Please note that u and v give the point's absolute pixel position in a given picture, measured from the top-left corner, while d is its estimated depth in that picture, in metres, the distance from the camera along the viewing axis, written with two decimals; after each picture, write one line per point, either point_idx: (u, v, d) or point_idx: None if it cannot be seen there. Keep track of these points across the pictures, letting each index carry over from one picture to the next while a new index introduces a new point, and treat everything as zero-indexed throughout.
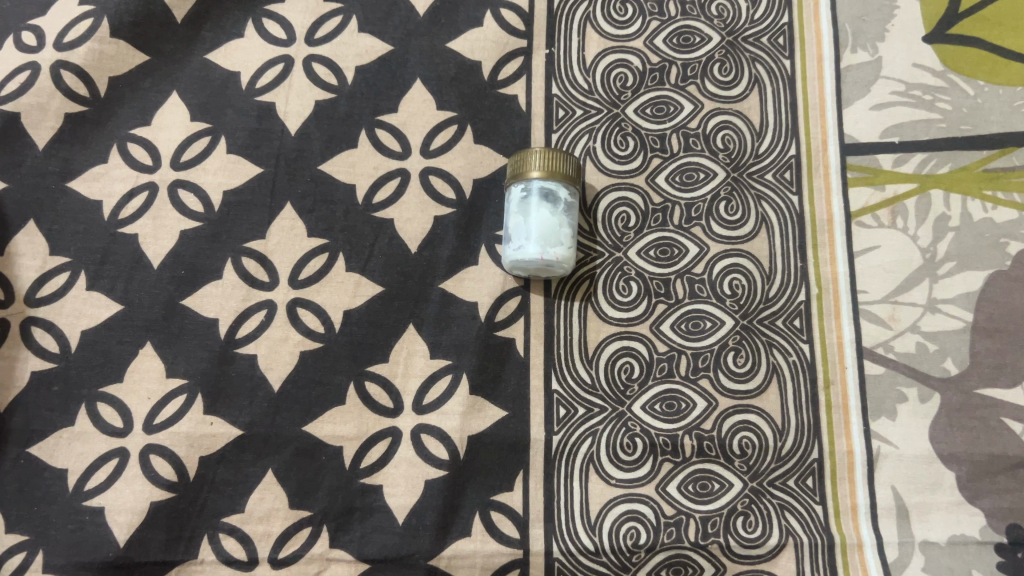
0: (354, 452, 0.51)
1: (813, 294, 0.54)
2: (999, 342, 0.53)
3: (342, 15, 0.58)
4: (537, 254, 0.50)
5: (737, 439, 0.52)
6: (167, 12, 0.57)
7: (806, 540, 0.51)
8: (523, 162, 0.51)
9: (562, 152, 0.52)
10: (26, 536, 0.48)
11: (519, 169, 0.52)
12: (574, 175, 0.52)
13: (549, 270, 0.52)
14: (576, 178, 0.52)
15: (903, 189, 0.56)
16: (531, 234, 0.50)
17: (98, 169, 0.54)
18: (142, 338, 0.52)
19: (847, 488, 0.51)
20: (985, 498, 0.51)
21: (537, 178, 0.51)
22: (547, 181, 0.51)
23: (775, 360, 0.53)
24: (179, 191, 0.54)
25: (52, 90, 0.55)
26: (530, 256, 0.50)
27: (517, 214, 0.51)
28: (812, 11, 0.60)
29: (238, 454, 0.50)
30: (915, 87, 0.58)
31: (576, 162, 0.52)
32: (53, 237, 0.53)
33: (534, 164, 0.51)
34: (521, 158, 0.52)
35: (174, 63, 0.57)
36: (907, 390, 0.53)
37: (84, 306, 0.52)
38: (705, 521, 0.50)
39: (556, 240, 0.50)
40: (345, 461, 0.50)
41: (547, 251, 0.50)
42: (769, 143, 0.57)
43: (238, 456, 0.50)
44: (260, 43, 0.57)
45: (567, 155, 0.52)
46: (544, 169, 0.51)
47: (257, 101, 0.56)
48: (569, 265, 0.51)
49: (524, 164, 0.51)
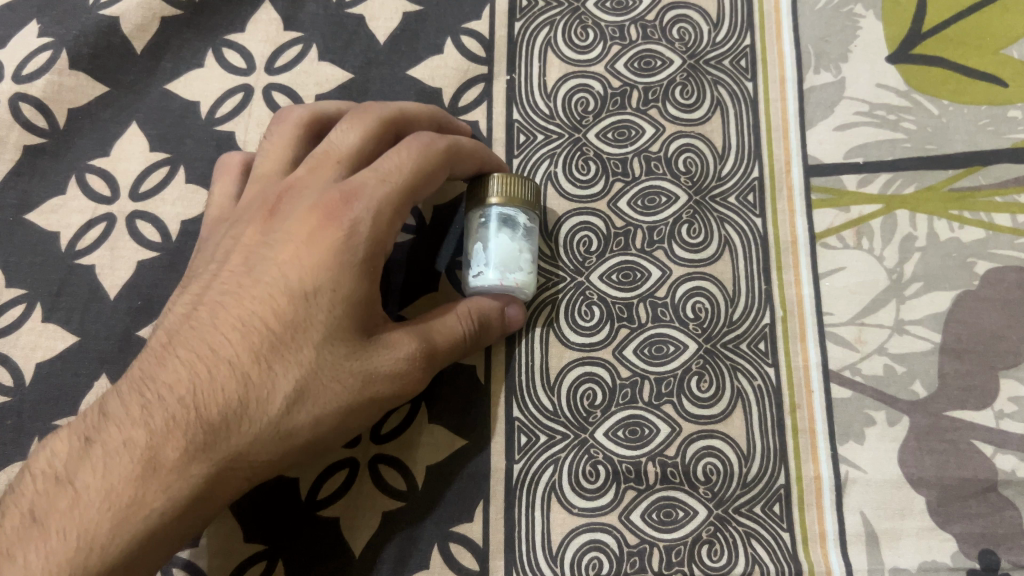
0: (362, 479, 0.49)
1: (778, 316, 0.54)
2: (967, 363, 0.53)
3: (303, 43, 0.58)
4: (496, 280, 0.49)
5: (702, 466, 0.51)
6: (127, 43, 0.57)
7: (773, 569, 0.50)
8: (479, 187, 0.51)
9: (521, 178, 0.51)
10: None
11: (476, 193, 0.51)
12: (533, 202, 0.51)
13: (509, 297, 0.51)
14: (534, 205, 0.51)
15: (869, 209, 0.56)
16: (492, 256, 0.49)
17: (57, 201, 0.54)
18: (97, 370, 0.51)
19: (815, 514, 0.50)
20: (956, 522, 0.50)
21: (495, 203, 0.50)
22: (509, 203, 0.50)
23: (739, 385, 0.52)
24: (137, 222, 0.54)
25: (10, 122, 0.55)
26: (489, 278, 0.49)
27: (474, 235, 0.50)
28: (774, 33, 0.59)
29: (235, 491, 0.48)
30: (879, 108, 0.58)
31: (535, 189, 0.52)
32: (10, 269, 0.53)
33: (493, 190, 0.50)
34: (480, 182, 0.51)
35: (134, 94, 0.57)
36: (874, 413, 0.52)
37: (37, 338, 0.52)
38: (669, 550, 0.49)
39: (516, 263, 0.49)
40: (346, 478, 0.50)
41: (508, 273, 0.49)
42: (732, 166, 0.57)
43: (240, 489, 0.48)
44: (219, 73, 0.57)
45: (525, 181, 0.51)
46: (503, 195, 0.50)
47: (217, 130, 0.56)
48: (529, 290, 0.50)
49: (483, 188, 0.50)
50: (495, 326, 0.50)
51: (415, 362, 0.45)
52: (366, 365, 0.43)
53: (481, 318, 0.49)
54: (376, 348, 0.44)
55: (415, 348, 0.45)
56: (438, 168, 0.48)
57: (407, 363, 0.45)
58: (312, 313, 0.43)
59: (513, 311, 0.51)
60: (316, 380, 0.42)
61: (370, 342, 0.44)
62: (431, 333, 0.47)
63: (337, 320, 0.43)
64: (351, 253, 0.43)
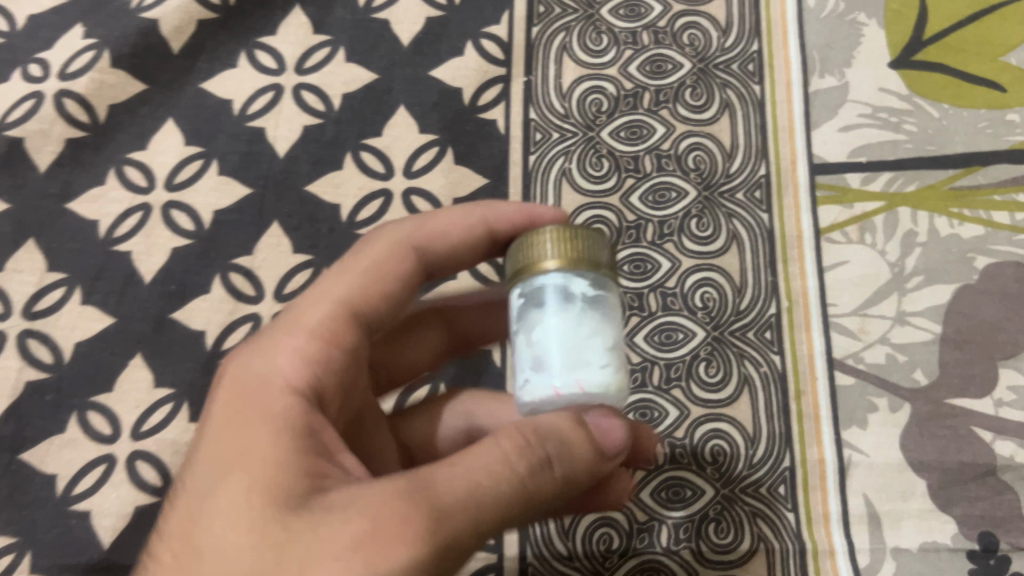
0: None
1: (784, 307, 0.56)
2: (967, 352, 0.55)
3: (331, 46, 0.61)
4: (569, 383, 0.34)
5: (709, 447, 0.53)
6: (165, 44, 0.61)
7: (777, 546, 0.51)
8: (530, 252, 0.36)
9: (590, 233, 0.37)
10: (16, 538, 0.50)
11: (528, 259, 0.36)
12: (601, 260, 0.36)
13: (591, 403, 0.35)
14: (604, 262, 0.36)
15: (872, 207, 0.58)
16: (548, 355, 0.34)
17: (96, 191, 0.57)
18: (132, 350, 0.54)
19: (819, 495, 0.52)
20: (956, 505, 0.52)
21: (553, 268, 0.35)
22: (575, 270, 0.35)
23: (746, 371, 0.54)
24: (172, 211, 0.57)
25: (54, 116, 0.59)
26: (545, 388, 0.34)
27: (520, 321, 0.36)
28: (781, 38, 0.62)
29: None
30: (881, 110, 0.60)
31: (602, 239, 0.37)
32: (51, 254, 0.56)
33: (547, 252, 0.36)
34: (533, 242, 0.36)
35: (171, 91, 0.60)
36: (877, 400, 0.54)
37: (79, 318, 0.55)
38: (677, 527, 0.52)
39: (588, 359, 0.34)
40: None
41: (574, 376, 0.34)
42: (740, 164, 0.59)
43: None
44: (251, 73, 0.60)
45: (588, 232, 0.36)
46: (562, 256, 0.35)
47: (248, 126, 0.59)
48: (619, 392, 0.35)
49: (534, 253, 0.36)
50: (534, 455, 0.33)
51: (386, 530, 0.29)
52: (298, 540, 0.30)
53: (523, 453, 0.33)
54: (328, 505, 0.31)
55: (387, 506, 0.30)
56: (387, 256, 0.42)
57: (373, 537, 0.29)
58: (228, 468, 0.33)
59: (596, 424, 0.35)
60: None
61: (300, 516, 0.30)
62: (415, 488, 0.31)
63: (251, 489, 0.31)
64: (265, 382, 0.36)
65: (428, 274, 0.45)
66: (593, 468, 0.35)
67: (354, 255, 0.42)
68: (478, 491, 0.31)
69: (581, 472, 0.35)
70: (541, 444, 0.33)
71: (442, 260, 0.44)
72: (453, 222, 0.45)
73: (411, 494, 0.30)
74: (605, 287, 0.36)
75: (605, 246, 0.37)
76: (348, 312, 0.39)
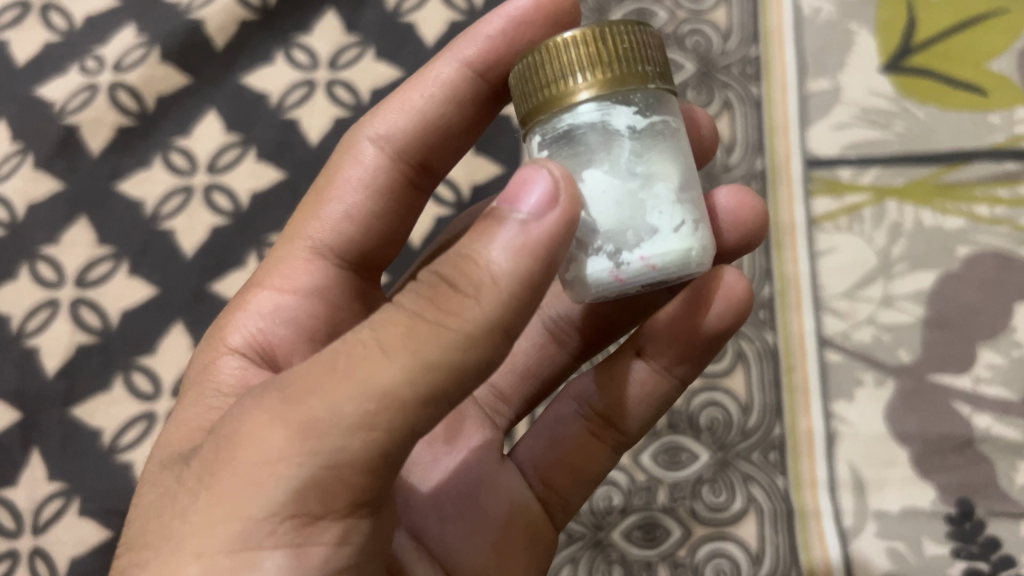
0: (611, 377, 0.44)
1: (777, 289, 0.60)
2: (947, 334, 0.58)
3: (362, 46, 0.66)
4: (638, 258, 0.31)
5: (705, 415, 0.58)
6: (209, 40, 0.66)
7: (768, 506, 0.55)
8: (555, 76, 0.32)
9: (624, 28, 0.32)
10: (66, 483, 0.57)
11: (552, 84, 0.32)
12: (641, 70, 0.32)
13: (664, 280, 0.32)
14: (644, 70, 0.32)
15: (860, 199, 0.62)
16: (600, 223, 0.31)
17: (143, 174, 0.64)
18: (174, 318, 0.60)
19: (808, 462, 0.56)
20: (935, 473, 0.55)
21: (585, 96, 0.31)
22: (610, 95, 0.31)
23: (741, 347, 0.59)
24: (212, 193, 0.63)
25: (107, 107, 0.65)
26: (602, 266, 0.31)
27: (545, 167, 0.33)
28: (778, 43, 0.66)
29: (546, 504, 0.44)
30: (871, 112, 0.64)
31: (635, 40, 0.32)
32: (103, 230, 0.63)
33: (576, 75, 0.31)
34: (550, 60, 0.32)
35: (214, 84, 0.66)
36: (864, 375, 0.58)
37: (125, 289, 0.61)
38: (674, 486, 0.56)
39: (646, 224, 0.31)
40: (637, 414, 0.44)
41: (634, 250, 0.31)
42: (739, 157, 0.64)
43: (551, 489, 0.44)
44: (288, 69, 0.66)
45: (619, 38, 0.32)
46: (593, 79, 0.31)
47: (284, 117, 0.64)
48: (699, 258, 0.32)
49: (558, 74, 0.32)
50: (422, 305, 0.28)
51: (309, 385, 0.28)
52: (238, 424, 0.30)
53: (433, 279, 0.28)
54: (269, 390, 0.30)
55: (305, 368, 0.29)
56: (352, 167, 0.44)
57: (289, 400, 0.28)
58: (184, 409, 0.40)
59: (500, 195, 0.29)
60: (171, 492, 0.32)
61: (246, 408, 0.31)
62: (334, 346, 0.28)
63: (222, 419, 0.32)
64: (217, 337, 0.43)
65: (417, 162, 0.45)
66: (524, 263, 0.27)
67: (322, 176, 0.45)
68: (330, 364, 0.28)
69: (491, 290, 0.27)
70: (437, 279, 0.28)
71: (419, 140, 0.44)
72: (420, 90, 0.43)
73: (278, 383, 0.29)
74: (655, 103, 0.33)
75: (649, 44, 0.33)
76: (308, 254, 0.45)
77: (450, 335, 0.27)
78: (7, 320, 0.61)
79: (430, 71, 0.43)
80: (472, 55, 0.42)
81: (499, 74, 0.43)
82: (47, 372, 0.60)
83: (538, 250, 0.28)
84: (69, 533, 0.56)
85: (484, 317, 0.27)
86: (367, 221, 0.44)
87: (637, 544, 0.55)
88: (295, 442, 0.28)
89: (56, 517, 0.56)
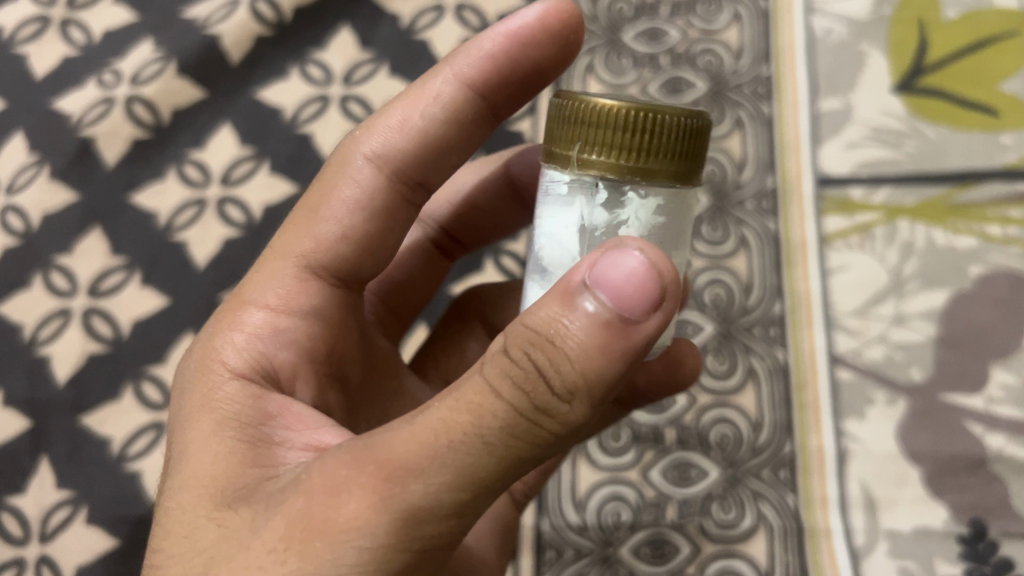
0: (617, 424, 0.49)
1: (788, 306, 0.60)
2: (960, 354, 0.58)
3: (376, 62, 0.66)
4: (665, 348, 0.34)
5: (715, 432, 0.57)
6: (225, 56, 0.67)
7: (777, 524, 0.55)
8: (582, 142, 0.31)
9: (673, 116, 0.30)
10: (74, 492, 0.58)
11: (574, 146, 0.31)
12: (672, 167, 0.30)
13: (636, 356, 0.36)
14: (676, 166, 0.30)
15: (871, 217, 0.62)
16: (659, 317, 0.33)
17: (158, 186, 0.65)
18: (184, 328, 0.61)
19: (818, 480, 0.56)
20: (948, 493, 0.55)
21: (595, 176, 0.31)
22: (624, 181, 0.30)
23: (752, 364, 0.59)
24: (225, 206, 0.64)
25: (123, 120, 0.66)
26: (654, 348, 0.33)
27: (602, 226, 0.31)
28: (789, 62, 0.66)
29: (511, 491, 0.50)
30: (883, 132, 0.63)
31: (680, 130, 0.30)
32: (116, 241, 0.64)
33: (594, 151, 0.30)
34: (580, 122, 0.31)
35: (229, 98, 0.66)
36: (876, 395, 0.58)
37: (137, 299, 0.62)
38: (683, 503, 0.56)
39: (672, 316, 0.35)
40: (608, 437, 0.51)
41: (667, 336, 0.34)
42: (750, 175, 0.63)
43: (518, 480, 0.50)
44: (302, 85, 0.66)
45: (660, 127, 0.30)
46: (609, 163, 0.30)
47: (298, 132, 0.65)
48: None
49: (583, 142, 0.31)
50: (517, 396, 0.28)
51: (415, 473, 0.28)
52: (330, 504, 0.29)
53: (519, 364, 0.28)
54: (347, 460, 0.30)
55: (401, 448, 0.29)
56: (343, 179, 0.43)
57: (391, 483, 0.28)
58: (184, 441, 0.36)
59: (593, 274, 0.27)
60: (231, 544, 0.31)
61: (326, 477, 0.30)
62: (433, 431, 0.28)
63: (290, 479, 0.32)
64: (211, 362, 0.39)
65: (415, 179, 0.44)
66: (618, 364, 0.27)
67: (310, 193, 0.43)
68: (433, 450, 0.28)
69: (587, 395, 0.27)
70: (532, 367, 0.27)
71: (413, 156, 0.43)
72: (416, 110, 0.43)
73: (369, 458, 0.29)
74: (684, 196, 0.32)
75: (693, 133, 0.31)
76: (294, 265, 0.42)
77: (545, 435, 0.28)
78: (19, 329, 0.62)
79: (425, 88, 0.43)
80: (472, 73, 0.43)
81: (494, 87, 0.44)
82: (58, 381, 0.61)
83: (634, 357, 0.27)
84: (76, 541, 0.57)
85: (574, 418, 0.28)
86: (364, 243, 0.43)
87: (646, 560, 0.55)
88: (406, 525, 0.28)
89: (63, 525, 0.58)
